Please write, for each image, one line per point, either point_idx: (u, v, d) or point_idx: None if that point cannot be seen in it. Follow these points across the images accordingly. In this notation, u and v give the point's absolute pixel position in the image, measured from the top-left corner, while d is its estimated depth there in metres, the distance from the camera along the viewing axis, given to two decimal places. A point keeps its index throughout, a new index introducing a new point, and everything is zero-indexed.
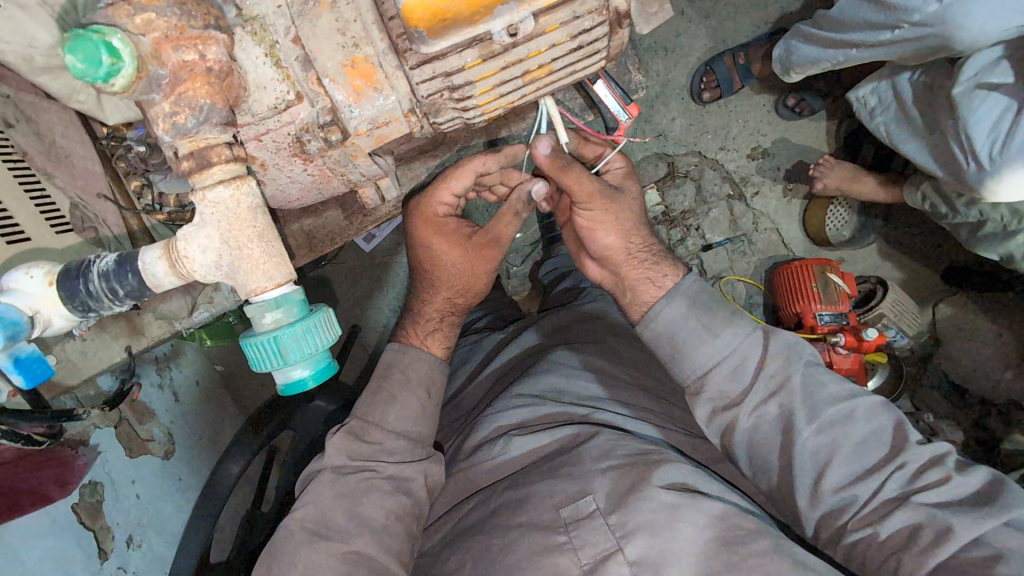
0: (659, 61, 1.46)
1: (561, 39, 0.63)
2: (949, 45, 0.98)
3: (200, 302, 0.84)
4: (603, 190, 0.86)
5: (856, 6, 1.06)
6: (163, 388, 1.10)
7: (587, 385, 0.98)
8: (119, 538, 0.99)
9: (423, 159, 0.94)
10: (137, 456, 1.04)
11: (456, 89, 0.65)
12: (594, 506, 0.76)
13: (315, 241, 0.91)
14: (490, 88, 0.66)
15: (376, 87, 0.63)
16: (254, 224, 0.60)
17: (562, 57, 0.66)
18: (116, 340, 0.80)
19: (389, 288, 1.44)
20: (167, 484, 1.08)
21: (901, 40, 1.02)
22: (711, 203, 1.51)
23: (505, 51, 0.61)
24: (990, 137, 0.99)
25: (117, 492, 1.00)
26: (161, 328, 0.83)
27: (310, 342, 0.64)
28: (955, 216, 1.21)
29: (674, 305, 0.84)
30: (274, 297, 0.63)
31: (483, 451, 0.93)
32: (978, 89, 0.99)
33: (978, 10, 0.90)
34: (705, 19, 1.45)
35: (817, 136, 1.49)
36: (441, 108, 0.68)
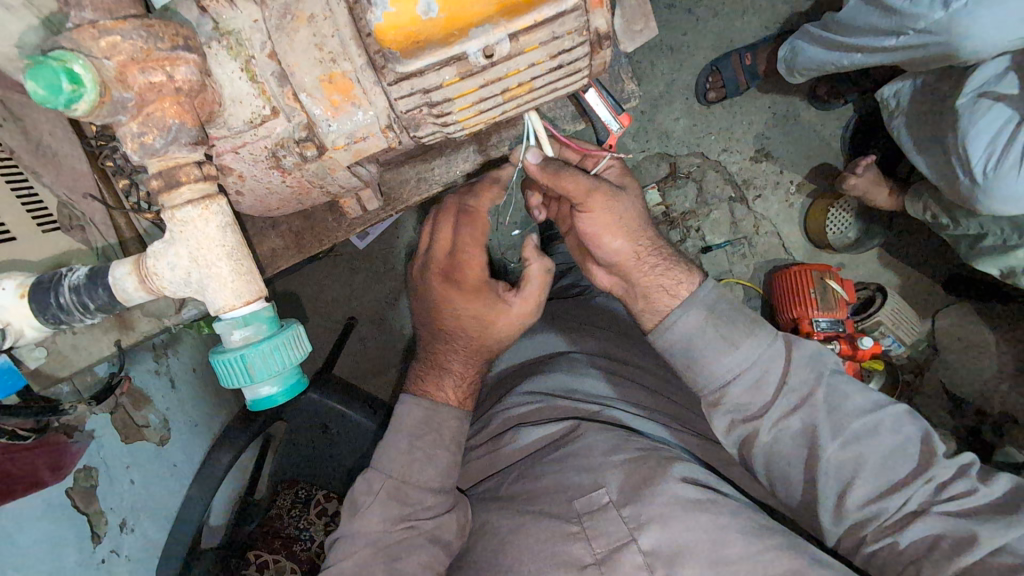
0: (664, 60, 1.45)
1: (541, 58, 0.62)
2: (953, 56, 0.97)
3: (189, 301, 0.86)
4: (603, 187, 0.83)
5: (863, 11, 1.05)
6: (159, 375, 1.12)
7: (597, 384, 0.97)
8: (113, 523, 1.00)
9: (412, 163, 0.93)
10: (133, 442, 1.06)
11: (435, 105, 0.65)
12: (607, 498, 0.76)
13: (304, 241, 0.91)
14: (469, 105, 0.65)
15: (353, 102, 0.63)
16: (223, 243, 0.60)
17: (543, 74, 0.65)
18: (106, 333, 0.81)
19: (387, 283, 1.44)
20: (162, 469, 1.10)
21: (906, 46, 1.00)
22: (712, 205, 1.50)
23: (482, 69, 0.61)
24: (987, 151, 0.99)
25: (112, 477, 1.01)
26: (151, 323, 0.84)
27: (278, 361, 0.64)
28: (955, 227, 1.21)
29: (693, 315, 0.82)
30: (243, 314, 0.63)
31: (501, 445, 0.94)
32: (982, 99, 0.99)
33: (984, 19, 0.89)
34: (711, 17, 1.43)
35: (822, 140, 1.48)
36: (421, 123, 0.68)
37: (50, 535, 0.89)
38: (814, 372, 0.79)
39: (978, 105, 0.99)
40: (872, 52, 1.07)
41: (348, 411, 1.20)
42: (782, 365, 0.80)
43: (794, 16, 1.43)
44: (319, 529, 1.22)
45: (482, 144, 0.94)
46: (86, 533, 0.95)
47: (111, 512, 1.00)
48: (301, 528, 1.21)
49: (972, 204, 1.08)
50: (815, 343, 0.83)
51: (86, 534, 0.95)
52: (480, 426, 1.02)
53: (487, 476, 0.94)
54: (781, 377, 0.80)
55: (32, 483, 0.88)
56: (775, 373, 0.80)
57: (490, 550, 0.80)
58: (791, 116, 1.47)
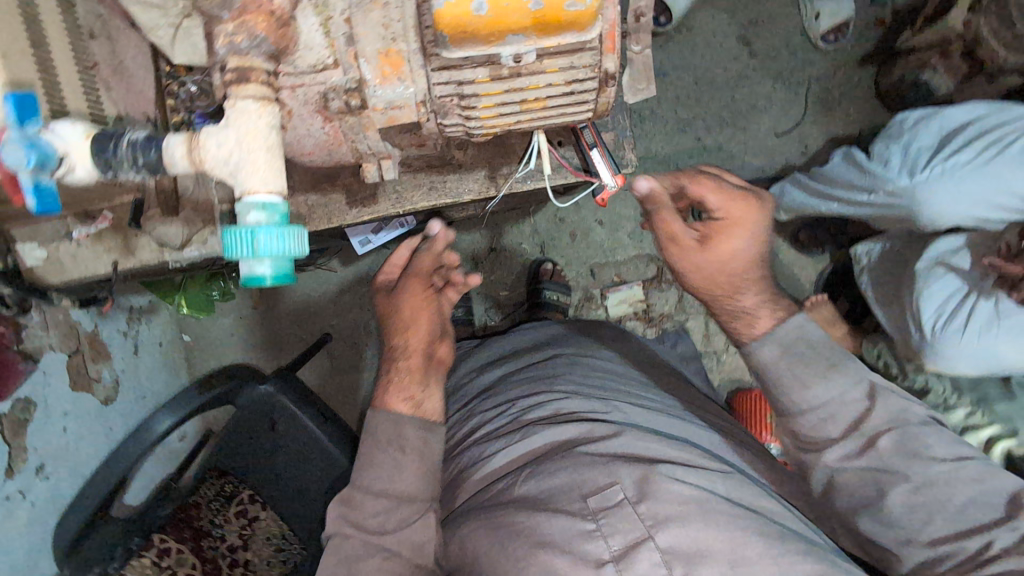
0: (669, 174, 1.63)
1: (557, 82, 0.70)
2: (912, 221, 1.09)
3: (194, 239, 0.82)
4: (728, 200, 0.86)
5: (843, 169, 1.19)
6: (128, 337, 1.34)
7: (610, 396, 0.97)
8: (31, 464, 1.02)
9: (429, 171, 0.89)
10: (80, 391, 1.17)
11: (464, 98, 0.71)
12: (622, 494, 0.73)
13: (313, 217, 0.88)
14: (493, 106, 0.72)
15: (400, 77, 0.69)
16: (266, 138, 0.65)
17: (556, 96, 0.72)
18: (106, 253, 0.83)
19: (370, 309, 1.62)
20: (96, 422, 1.19)
21: (874, 203, 1.13)
22: (689, 313, 1.66)
23: (514, 77, 0.68)
24: (936, 315, 1.12)
25: (49, 416, 1.08)
26: (152, 252, 0.82)
27: (281, 246, 0.63)
28: (903, 378, 1.31)
29: (766, 349, 0.86)
30: (262, 200, 0.64)
31: (504, 440, 0.91)
32: (936, 266, 1.13)
33: (944, 190, 1.02)
34: (716, 149, 1.63)
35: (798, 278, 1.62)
36: (448, 111, 0.73)
37: None
38: (895, 417, 0.79)
39: (933, 270, 1.13)
40: (847, 204, 1.18)
41: (299, 410, 1.19)
42: (862, 409, 0.81)
43: (788, 166, 1.64)
44: (232, 529, 1.18)
45: (493, 170, 0.88)
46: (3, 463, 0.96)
47: (34, 453, 1.03)
48: (215, 523, 1.18)
49: (921, 357, 1.18)
50: (905, 395, 0.82)
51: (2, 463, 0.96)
52: (484, 425, 0.99)
53: (478, 471, 0.90)
54: (857, 420, 0.81)
55: None
56: (851, 415, 0.81)
57: (493, 547, 0.74)
58: (775, 252, 1.62)
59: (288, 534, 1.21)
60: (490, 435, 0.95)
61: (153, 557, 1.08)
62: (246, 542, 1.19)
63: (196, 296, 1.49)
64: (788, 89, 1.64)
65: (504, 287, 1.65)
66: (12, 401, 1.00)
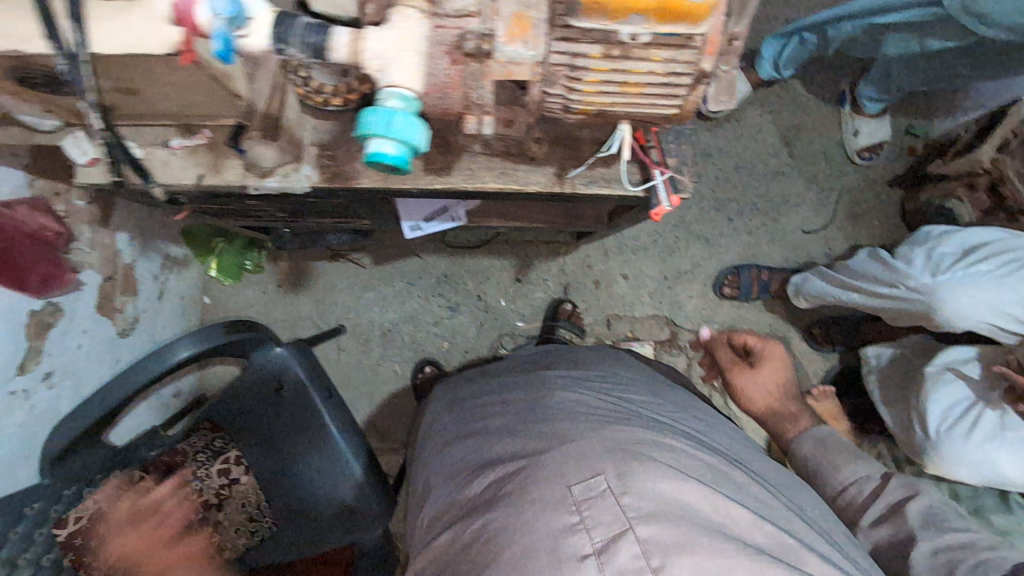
0: (698, 246, 1.71)
1: (668, 71, 0.54)
2: (931, 319, 1.13)
3: (277, 172, 0.79)
4: (772, 348, 1.35)
5: (868, 263, 1.24)
6: (156, 281, 1.42)
7: (594, 397, 0.93)
8: (40, 370, 1.06)
9: (515, 158, 0.81)
10: (101, 314, 1.22)
11: (575, 65, 0.55)
12: (605, 485, 0.70)
13: (391, 177, 0.80)
14: (598, 81, 0.56)
15: (528, 40, 0.53)
16: (417, 53, 0.52)
17: (659, 84, 0.56)
18: (195, 166, 0.79)
19: (387, 309, 1.69)
20: (103, 347, 1.24)
21: (896, 297, 1.17)
22: (696, 383, 1.69)
23: (624, 57, 0.53)
24: (943, 417, 1.14)
25: (69, 330, 1.13)
26: (236, 177, 0.79)
27: (410, 133, 0.54)
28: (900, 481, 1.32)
29: (805, 444, 1.13)
30: (397, 97, 0.53)
31: (486, 442, 0.88)
32: (947, 371, 1.18)
33: (960, 295, 1.08)
34: (746, 232, 1.72)
35: (806, 370, 1.66)
36: (552, 81, 0.57)
37: None
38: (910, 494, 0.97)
39: (944, 374, 1.18)
40: (868, 296, 1.22)
41: (310, 382, 1.22)
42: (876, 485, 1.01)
43: (811, 261, 1.72)
44: (211, 485, 1.18)
45: (573, 163, 0.80)
46: (18, 359, 1.01)
47: (46, 358, 1.07)
48: (197, 475, 1.18)
49: (922, 459, 1.18)
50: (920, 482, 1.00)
51: (18, 359, 1.01)
52: (464, 432, 0.95)
53: (471, 457, 0.87)
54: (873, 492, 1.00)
55: (17, 281, 0.94)
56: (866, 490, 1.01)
57: (475, 552, 0.70)
58: (786, 340, 1.68)
59: (263, 506, 1.21)
60: (490, 425, 0.93)
61: (129, 491, 1.07)
62: (221, 501, 1.18)
63: (230, 258, 1.58)
64: (820, 192, 1.74)
65: (521, 318, 1.70)
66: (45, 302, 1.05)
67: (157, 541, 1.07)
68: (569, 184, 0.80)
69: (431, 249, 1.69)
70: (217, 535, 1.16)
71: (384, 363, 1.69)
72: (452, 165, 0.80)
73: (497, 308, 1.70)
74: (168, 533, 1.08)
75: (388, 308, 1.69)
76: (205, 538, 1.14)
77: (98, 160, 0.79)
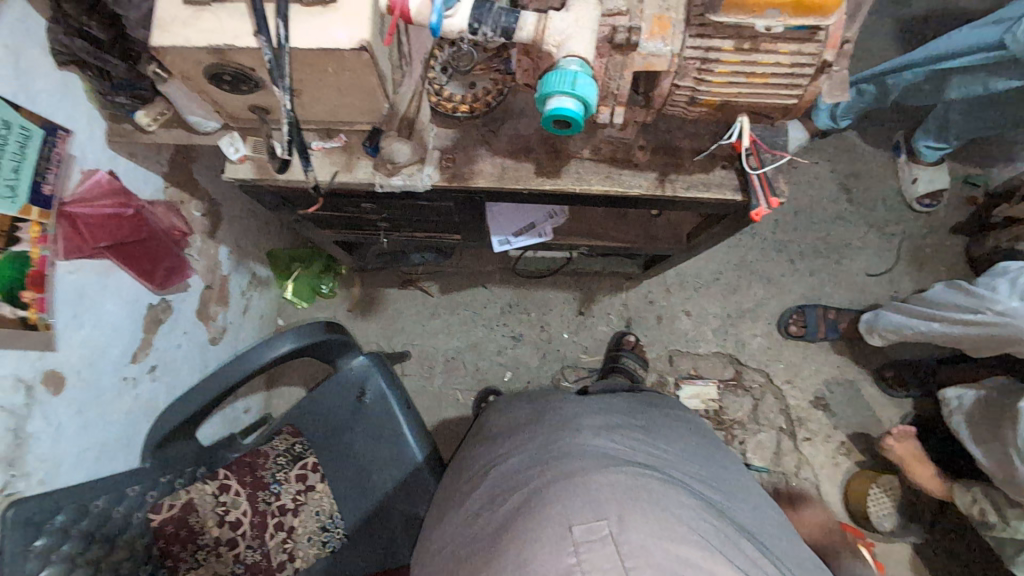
0: (761, 286, 1.73)
1: (792, 61, 0.61)
2: (1022, 342, 1.11)
3: (403, 171, 0.87)
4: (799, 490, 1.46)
5: (951, 293, 1.25)
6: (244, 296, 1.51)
7: (614, 430, 0.88)
8: (146, 363, 1.13)
9: (620, 165, 0.87)
10: (199, 320, 1.31)
11: (707, 55, 0.61)
12: (607, 530, 0.66)
13: (506, 177, 0.86)
14: (728, 73, 0.62)
15: (666, 36, 0.61)
16: (585, 30, 0.61)
17: (783, 73, 0.62)
18: (331, 165, 0.88)
19: (453, 337, 1.74)
20: (196, 352, 1.31)
21: (983, 323, 1.16)
22: (763, 425, 1.64)
23: (755, 49, 0.60)
24: None
25: (173, 329, 1.21)
26: (366, 175, 0.87)
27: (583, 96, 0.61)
28: (1003, 527, 1.22)
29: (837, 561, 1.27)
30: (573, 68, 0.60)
31: (497, 469, 0.86)
32: None
33: None
34: (807, 273, 1.74)
35: (877, 413, 1.63)
36: (684, 73, 0.64)
37: (115, 323, 1.02)
38: None
39: None
40: (952, 322, 1.23)
41: (390, 391, 1.27)
42: None
43: (876, 304, 1.72)
44: (289, 490, 1.17)
45: (672, 168, 0.86)
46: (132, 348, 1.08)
47: (153, 353, 1.15)
48: (276, 478, 1.17)
49: None
50: None
51: (132, 348, 1.08)
52: (478, 461, 0.93)
53: (484, 481, 0.85)
54: None
55: (146, 273, 1.01)
56: None
57: None
58: (854, 382, 1.66)
59: (337, 516, 1.19)
60: (505, 451, 0.90)
61: (214, 488, 1.10)
62: (296, 508, 1.17)
63: (304, 282, 1.69)
64: (881, 237, 1.76)
65: (584, 351, 1.72)
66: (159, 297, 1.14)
67: (237, 541, 1.10)
68: (670, 187, 0.85)
69: (498, 279, 1.76)
70: (290, 542, 1.14)
71: (447, 391, 1.71)
72: (562, 169, 0.87)
73: (559, 340, 1.73)
74: (247, 534, 1.11)
75: (453, 337, 1.74)
76: (279, 544, 1.13)
77: (248, 158, 0.88)
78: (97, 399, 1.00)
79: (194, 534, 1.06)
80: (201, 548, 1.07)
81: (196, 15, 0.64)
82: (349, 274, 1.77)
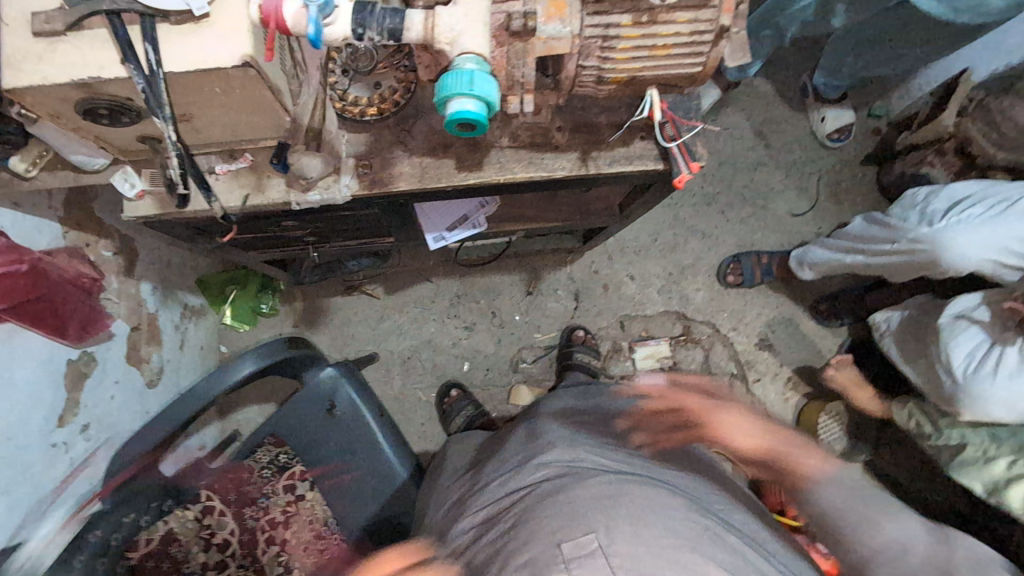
0: (697, 241, 1.78)
1: (686, 32, 0.61)
2: (935, 265, 1.19)
3: (319, 184, 0.83)
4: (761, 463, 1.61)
5: (867, 225, 1.32)
6: (177, 331, 1.43)
7: (594, 439, 0.92)
8: (78, 422, 1.06)
9: (540, 149, 0.85)
10: (131, 365, 1.23)
11: (606, 35, 0.61)
12: (595, 543, 0.69)
13: (427, 177, 0.84)
14: (628, 50, 0.62)
15: (563, 18, 0.59)
16: (479, 21, 0.60)
17: (682, 43, 0.62)
18: (241, 188, 0.83)
19: (405, 337, 1.71)
20: (133, 398, 1.23)
21: (899, 252, 1.23)
22: (715, 373, 1.70)
23: (654, 21, 0.59)
24: (967, 361, 1.18)
25: (102, 381, 1.14)
26: (280, 194, 0.83)
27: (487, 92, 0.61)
28: (937, 436, 1.31)
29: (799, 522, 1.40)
30: (473, 65, 0.60)
31: (487, 491, 0.89)
32: (960, 319, 1.23)
33: (959, 237, 1.14)
34: (738, 222, 1.80)
35: (818, 346, 1.71)
36: (587, 53, 0.63)
37: (32, 388, 0.95)
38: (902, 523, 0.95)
39: (956, 323, 1.23)
40: (871, 254, 1.30)
41: (361, 400, 1.24)
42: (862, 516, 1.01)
43: (805, 242, 1.80)
44: (279, 501, 1.19)
45: (591, 146, 0.86)
46: (58, 410, 1.01)
47: (83, 410, 1.08)
48: (263, 491, 1.20)
49: (954, 406, 1.21)
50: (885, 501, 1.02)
51: (57, 410, 1.01)
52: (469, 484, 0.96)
53: (476, 502, 0.89)
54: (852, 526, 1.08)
55: (60, 328, 0.97)
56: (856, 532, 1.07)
57: None
58: (794, 320, 1.74)
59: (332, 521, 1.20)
60: (493, 471, 0.93)
61: (197, 512, 1.13)
62: (287, 519, 1.18)
63: (244, 304, 1.62)
64: (801, 177, 1.83)
65: (538, 330, 1.73)
66: (80, 350, 1.06)
67: (226, 562, 1.11)
68: (594, 165, 0.85)
69: (442, 272, 1.73)
70: (285, 554, 1.15)
71: (407, 392, 1.69)
72: (483, 160, 0.85)
73: (512, 323, 1.73)
74: (237, 554, 1.13)
75: (405, 336, 1.71)
76: (274, 557, 1.14)
77: (147, 193, 0.81)
78: (22, 475, 0.93)
79: (178, 564, 1.07)
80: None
81: (49, 48, 0.58)
82: (287, 290, 1.70)
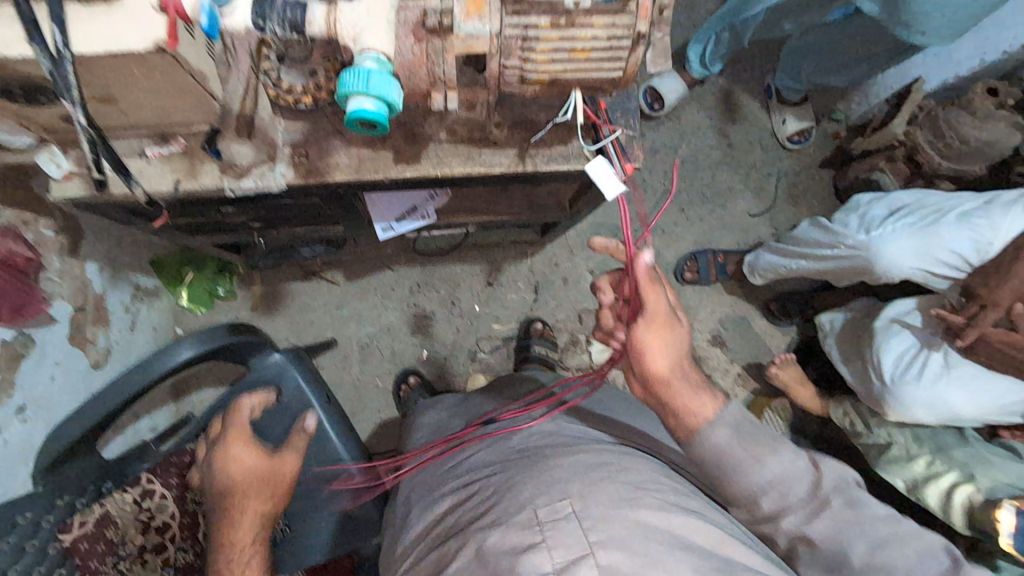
0: (655, 238, 1.80)
1: (602, 36, 0.61)
2: (870, 270, 1.23)
3: (253, 172, 0.83)
4: None
5: (811, 230, 1.34)
6: (128, 313, 1.42)
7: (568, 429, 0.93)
8: (14, 403, 1.05)
9: (478, 144, 0.86)
10: (73, 346, 1.22)
11: (526, 37, 0.61)
12: (570, 509, 0.70)
13: (363, 168, 0.84)
14: (548, 51, 0.62)
15: (481, 17, 0.60)
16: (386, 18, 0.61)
17: (602, 47, 0.62)
18: (172, 172, 0.82)
19: (362, 324, 1.71)
20: (75, 380, 1.22)
21: (839, 257, 1.27)
22: None
23: (571, 24, 0.60)
24: (897, 364, 1.23)
25: (42, 362, 1.12)
26: (212, 179, 0.82)
27: (388, 90, 0.62)
28: (868, 435, 1.35)
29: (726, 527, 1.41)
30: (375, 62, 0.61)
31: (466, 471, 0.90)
32: (894, 323, 1.27)
33: (893, 245, 1.18)
34: (697, 220, 1.82)
35: (768, 344, 1.75)
36: (509, 53, 0.63)
37: None
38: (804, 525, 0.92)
39: (891, 327, 1.27)
40: (814, 259, 1.33)
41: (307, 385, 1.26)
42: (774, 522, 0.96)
43: (761, 242, 1.83)
44: None
45: (527, 144, 0.86)
46: None
47: (19, 391, 1.06)
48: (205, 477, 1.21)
49: (882, 407, 1.26)
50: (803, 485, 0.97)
51: None
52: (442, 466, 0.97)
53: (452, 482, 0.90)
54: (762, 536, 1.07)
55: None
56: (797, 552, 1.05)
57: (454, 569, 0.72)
58: (747, 318, 1.77)
59: None
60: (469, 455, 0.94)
61: (135, 495, 1.14)
62: None
63: (200, 287, 1.58)
64: (759, 178, 1.86)
65: (496, 320, 1.75)
66: (16, 331, 1.05)
67: (164, 545, 1.16)
68: (530, 162, 0.86)
69: (402, 260, 1.73)
70: None
71: (362, 379, 1.69)
72: (420, 153, 0.85)
73: (470, 313, 1.74)
74: (176, 537, 1.18)
75: (362, 323, 1.71)
76: None
77: (74, 174, 0.80)
78: None
79: (113, 546, 1.08)
80: (122, 559, 1.09)
81: None
82: (244, 274, 1.69)
